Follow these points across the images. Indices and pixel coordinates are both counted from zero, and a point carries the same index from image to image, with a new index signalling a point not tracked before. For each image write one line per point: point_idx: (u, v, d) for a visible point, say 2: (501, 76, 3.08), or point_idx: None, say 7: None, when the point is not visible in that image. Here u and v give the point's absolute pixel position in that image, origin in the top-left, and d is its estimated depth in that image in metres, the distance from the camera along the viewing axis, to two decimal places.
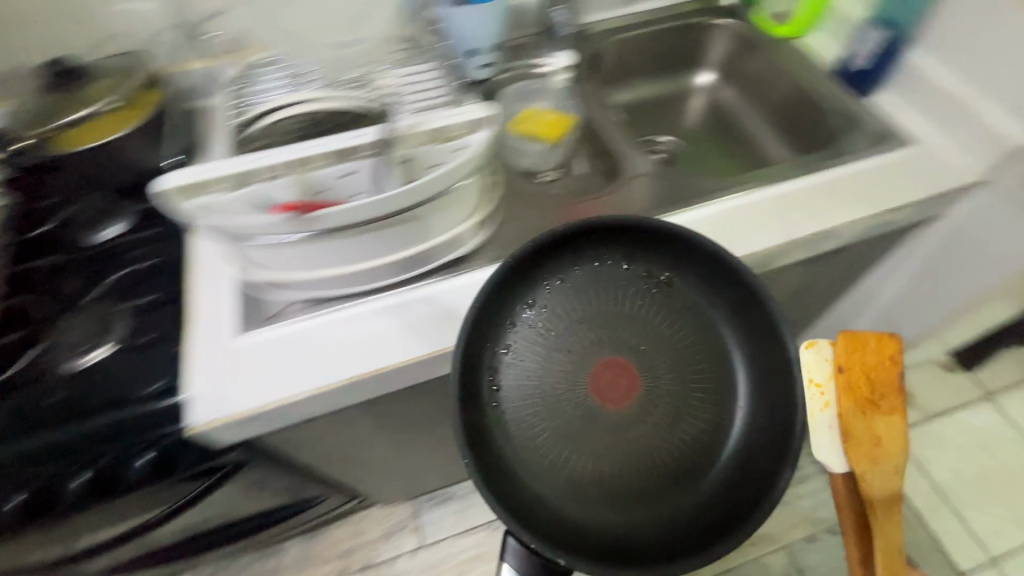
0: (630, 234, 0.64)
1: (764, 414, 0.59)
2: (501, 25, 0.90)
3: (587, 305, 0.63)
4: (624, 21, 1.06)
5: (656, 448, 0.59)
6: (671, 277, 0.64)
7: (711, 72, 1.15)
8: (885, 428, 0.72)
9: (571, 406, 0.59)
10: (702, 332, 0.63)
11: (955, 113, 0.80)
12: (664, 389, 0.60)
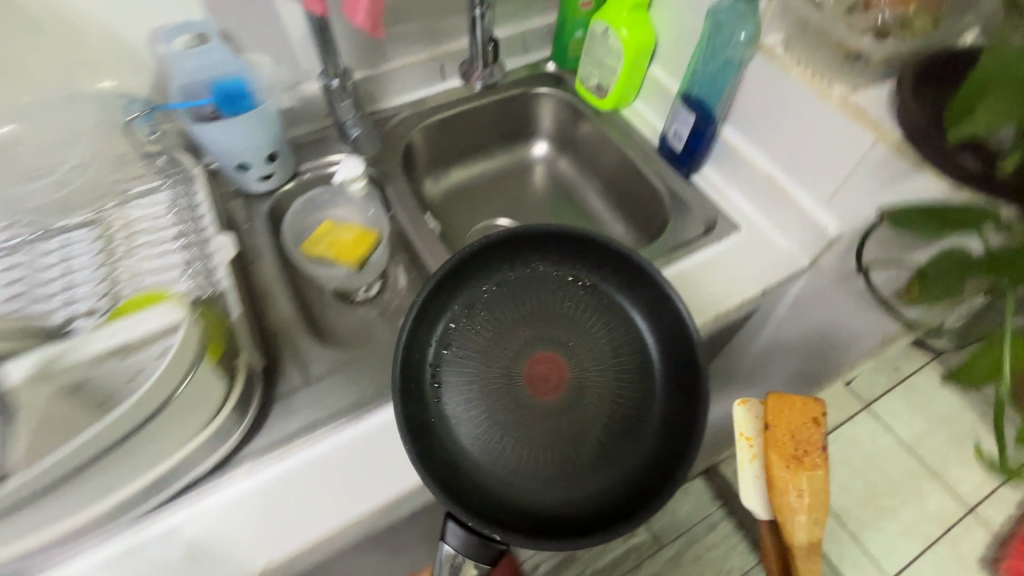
0: (548, 245, 0.71)
1: (674, 399, 0.64)
2: (270, 134, 0.74)
3: (517, 306, 0.70)
4: (437, 101, 0.95)
5: (589, 425, 0.64)
6: (593, 281, 0.72)
7: (545, 142, 1.06)
8: (810, 488, 0.55)
9: (511, 399, 0.64)
10: (620, 327, 0.69)
11: (771, 196, 0.75)
12: (588, 376, 0.66)
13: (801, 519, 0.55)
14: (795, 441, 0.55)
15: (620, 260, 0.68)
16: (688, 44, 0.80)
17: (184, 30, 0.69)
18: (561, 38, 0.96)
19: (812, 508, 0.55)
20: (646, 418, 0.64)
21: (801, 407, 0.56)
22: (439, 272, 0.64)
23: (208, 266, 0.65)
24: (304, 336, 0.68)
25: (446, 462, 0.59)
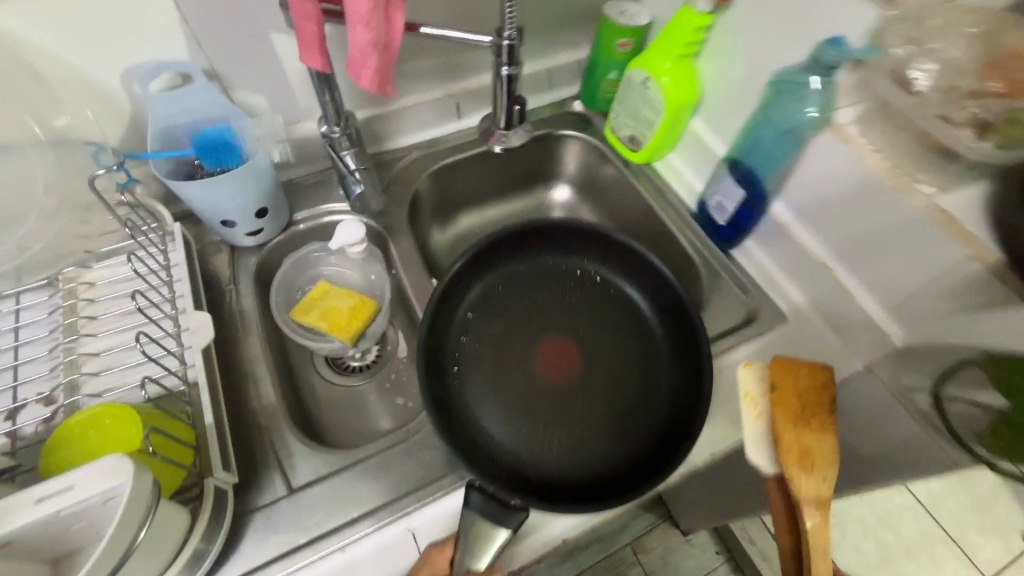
0: (563, 242, 0.79)
1: (678, 382, 0.70)
2: (260, 186, 0.65)
3: (532, 300, 0.78)
4: (451, 143, 0.85)
5: (600, 402, 0.70)
6: (604, 278, 0.80)
7: (567, 187, 0.97)
8: (817, 447, 0.51)
9: (528, 378, 0.71)
10: (628, 320, 0.77)
11: (826, 288, 0.66)
12: (599, 362, 0.73)
13: (810, 478, 0.50)
14: (801, 401, 0.53)
15: (625, 252, 0.77)
16: (739, 103, 0.71)
17: (163, 70, 0.59)
18: (592, 79, 0.86)
19: (815, 467, 0.51)
20: (652, 397, 0.71)
21: (805, 372, 0.54)
22: (461, 263, 0.73)
23: (178, 346, 0.57)
24: (289, 429, 0.60)
25: (468, 433, 0.65)
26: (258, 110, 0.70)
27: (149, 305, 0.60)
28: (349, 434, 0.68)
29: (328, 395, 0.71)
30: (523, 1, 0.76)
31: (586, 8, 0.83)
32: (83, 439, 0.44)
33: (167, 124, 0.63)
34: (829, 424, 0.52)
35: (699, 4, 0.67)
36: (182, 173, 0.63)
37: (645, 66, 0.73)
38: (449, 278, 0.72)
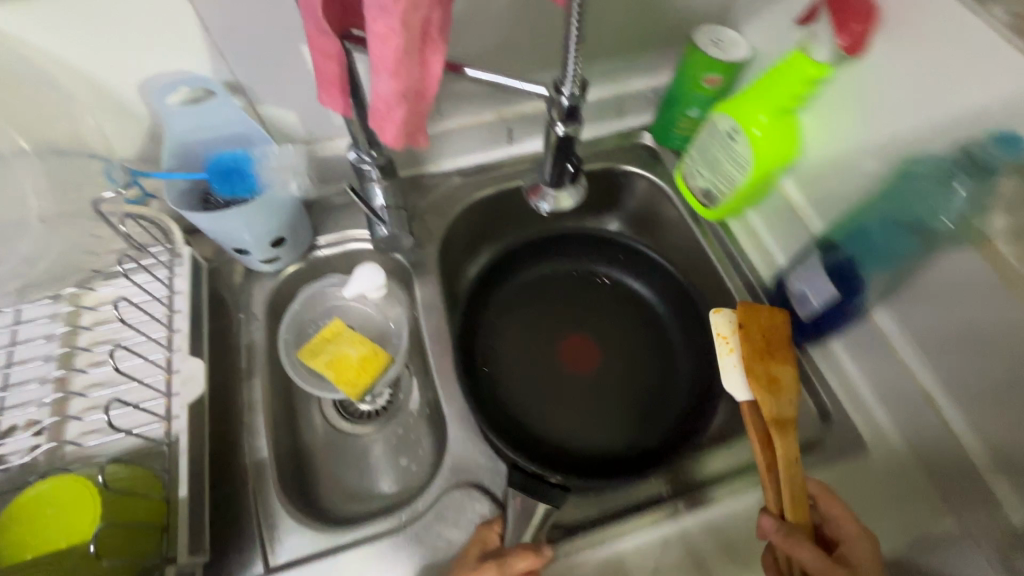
0: (568, 246, 0.75)
1: (693, 378, 0.68)
2: (279, 216, 0.59)
3: (550, 297, 0.74)
4: (498, 171, 0.76)
5: (624, 396, 0.68)
6: (612, 278, 0.76)
7: (621, 225, 0.85)
8: (784, 384, 0.51)
9: (552, 374, 0.69)
10: (640, 321, 0.73)
11: (926, 422, 0.53)
12: (620, 356, 0.71)
13: (778, 405, 0.50)
14: (765, 340, 0.53)
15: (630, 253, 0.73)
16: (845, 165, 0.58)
17: (181, 84, 0.53)
18: (668, 112, 0.74)
19: (780, 399, 0.51)
20: (671, 387, 0.69)
21: (768, 313, 0.54)
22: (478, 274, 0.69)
23: (167, 393, 0.52)
24: (275, 495, 0.55)
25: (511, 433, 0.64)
26: (286, 125, 0.63)
27: (145, 337, 0.55)
28: (342, 494, 0.62)
29: (328, 444, 0.65)
30: (600, 20, 0.65)
31: (673, 31, 0.70)
32: (42, 519, 0.40)
33: (185, 140, 0.57)
34: (790, 355, 0.52)
35: (819, 51, 0.54)
36: (197, 196, 0.58)
37: (736, 114, 0.60)
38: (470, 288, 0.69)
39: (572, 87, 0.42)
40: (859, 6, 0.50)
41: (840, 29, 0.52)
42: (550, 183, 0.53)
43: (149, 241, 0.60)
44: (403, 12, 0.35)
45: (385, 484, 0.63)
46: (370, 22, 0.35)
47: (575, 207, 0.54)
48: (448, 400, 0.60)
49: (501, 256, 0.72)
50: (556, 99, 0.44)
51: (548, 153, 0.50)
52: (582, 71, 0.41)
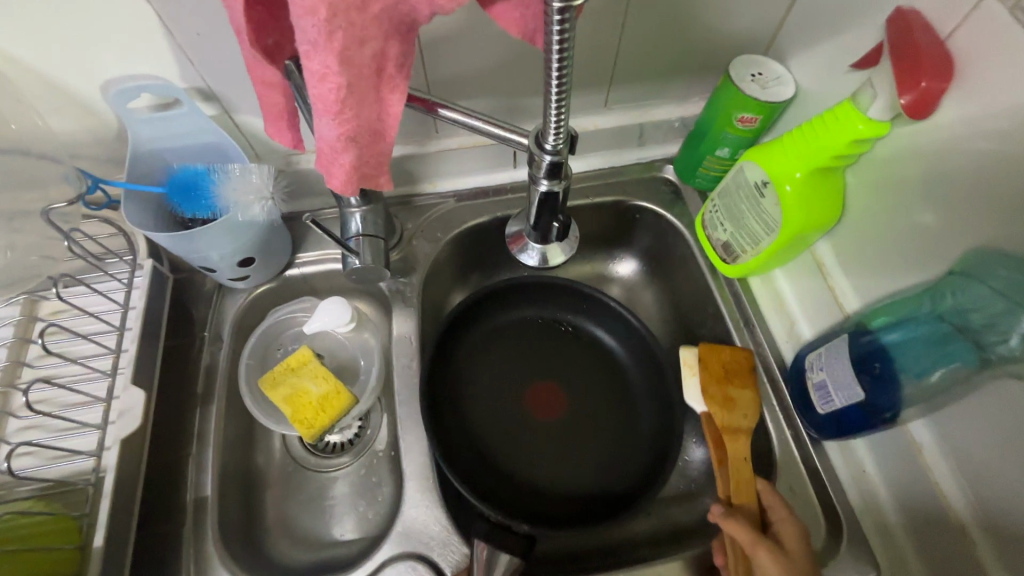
0: (536, 286, 0.66)
1: (655, 438, 0.61)
2: (245, 237, 0.55)
3: (523, 337, 0.66)
4: (498, 196, 0.69)
5: (587, 451, 0.61)
6: (574, 322, 0.67)
7: (632, 264, 0.76)
8: (739, 405, 0.54)
9: (514, 423, 0.61)
10: (601, 370, 0.65)
11: (953, 562, 0.45)
12: (586, 407, 0.63)
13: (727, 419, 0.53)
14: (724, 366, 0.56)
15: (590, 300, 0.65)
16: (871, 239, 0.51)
17: (144, 90, 0.49)
18: (694, 150, 0.66)
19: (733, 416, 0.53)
20: (633, 443, 0.61)
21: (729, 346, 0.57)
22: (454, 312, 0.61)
23: (103, 423, 0.49)
24: (211, 539, 0.51)
25: (486, 484, 0.57)
26: (265, 136, 0.58)
27: (95, 358, 0.52)
28: (289, 538, 0.58)
29: (284, 478, 0.62)
30: (623, 44, 0.57)
31: (708, 58, 0.62)
32: None
33: (151, 149, 0.53)
34: (749, 381, 0.54)
35: (870, 105, 0.45)
36: (161, 209, 0.54)
37: (769, 166, 0.53)
38: (446, 324, 0.61)
39: (556, 139, 0.36)
40: (932, 61, 0.41)
41: (905, 81, 0.41)
42: (535, 237, 0.47)
43: (112, 251, 0.57)
44: (342, 49, 0.29)
45: (336, 528, 0.59)
46: (303, 58, 0.29)
47: (563, 261, 0.50)
48: (409, 454, 0.55)
49: (481, 292, 0.63)
50: (538, 154, 0.38)
51: (531, 206, 0.44)
52: (568, 124, 0.35)
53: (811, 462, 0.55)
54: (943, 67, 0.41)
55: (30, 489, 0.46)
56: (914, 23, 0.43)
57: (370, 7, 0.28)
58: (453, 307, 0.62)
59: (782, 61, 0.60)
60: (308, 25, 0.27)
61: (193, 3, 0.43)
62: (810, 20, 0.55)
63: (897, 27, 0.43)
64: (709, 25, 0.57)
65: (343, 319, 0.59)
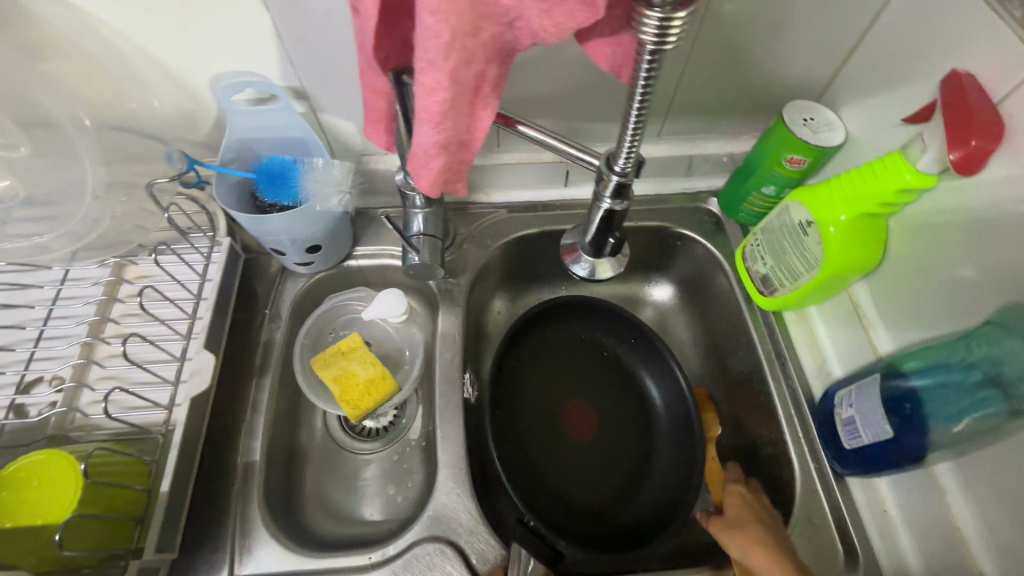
0: (582, 308, 0.69)
1: (673, 462, 0.62)
2: (317, 225, 0.59)
3: (564, 354, 0.69)
4: (547, 212, 0.73)
5: (608, 474, 0.63)
6: (609, 345, 0.70)
7: (668, 288, 0.79)
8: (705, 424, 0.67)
9: (544, 435, 0.64)
10: (630, 394, 0.67)
11: None
12: (612, 431, 0.65)
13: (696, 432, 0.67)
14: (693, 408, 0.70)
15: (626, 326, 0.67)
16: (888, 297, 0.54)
17: (248, 84, 0.54)
18: (740, 186, 0.69)
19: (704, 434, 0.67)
20: (649, 476, 0.63)
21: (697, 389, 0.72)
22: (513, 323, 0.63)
23: (177, 380, 0.53)
24: (256, 502, 0.55)
25: (523, 489, 0.59)
26: (344, 136, 0.63)
27: (173, 320, 0.58)
28: (322, 509, 0.61)
29: (322, 455, 0.65)
30: (684, 80, 0.61)
31: (762, 100, 0.65)
32: (25, 489, 0.41)
33: (243, 137, 0.58)
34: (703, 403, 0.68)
35: (919, 158, 0.48)
36: (246, 194, 0.59)
37: (815, 207, 0.55)
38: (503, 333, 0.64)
39: (625, 163, 0.39)
40: (983, 121, 0.43)
41: (955, 139, 0.43)
42: (589, 250, 0.50)
43: (196, 227, 0.62)
44: (454, 68, 0.32)
45: (367, 508, 0.62)
46: (418, 73, 0.33)
47: (610, 277, 0.52)
48: (444, 443, 0.58)
49: (535, 307, 0.66)
50: (606, 173, 0.41)
51: (590, 221, 0.47)
52: (639, 150, 0.38)
53: (834, 496, 0.57)
54: (994, 128, 0.43)
55: (106, 434, 0.51)
56: (968, 85, 0.45)
57: (484, 33, 0.32)
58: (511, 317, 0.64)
59: (833, 109, 0.63)
60: (430, 46, 0.31)
61: (308, 14, 0.49)
62: (865, 73, 0.58)
63: (950, 87, 0.46)
64: (767, 69, 0.61)
65: (395, 310, 0.64)
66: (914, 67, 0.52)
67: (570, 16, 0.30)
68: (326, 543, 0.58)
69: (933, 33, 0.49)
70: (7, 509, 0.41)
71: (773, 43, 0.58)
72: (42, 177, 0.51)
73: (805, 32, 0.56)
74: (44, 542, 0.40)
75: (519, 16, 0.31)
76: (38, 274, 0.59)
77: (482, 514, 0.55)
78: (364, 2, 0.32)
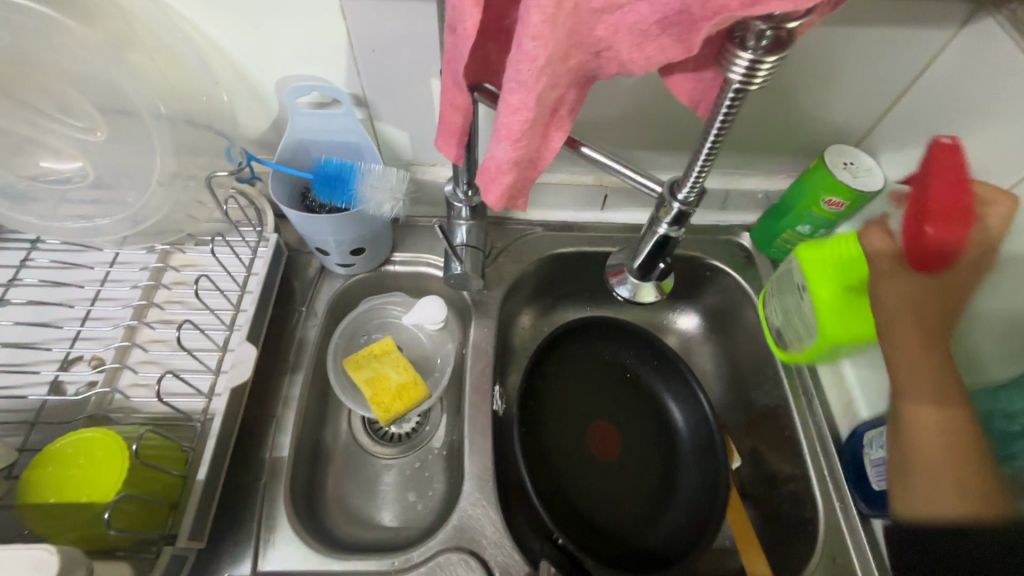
0: (611, 330, 0.70)
1: (698, 486, 0.62)
2: (366, 227, 0.61)
3: (590, 374, 0.69)
4: (582, 232, 0.75)
5: (633, 495, 0.63)
6: (634, 367, 0.70)
7: (694, 317, 0.80)
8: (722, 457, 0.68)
9: (570, 454, 0.64)
10: (655, 417, 0.68)
11: None
12: (637, 454, 0.65)
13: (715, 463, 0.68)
14: None
15: (652, 349, 0.68)
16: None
17: (314, 88, 0.56)
18: (774, 222, 0.71)
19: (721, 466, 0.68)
20: (671, 504, 0.62)
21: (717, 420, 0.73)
22: (545, 339, 0.64)
23: (217, 368, 0.54)
24: (283, 497, 0.54)
25: (550, 505, 0.59)
26: (397, 145, 0.65)
27: (216, 309, 0.59)
28: (343, 510, 0.61)
29: (344, 456, 0.65)
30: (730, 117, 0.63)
31: (802, 141, 0.67)
32: (71, 466, 0.41)
33: (302, 138, 0.59)
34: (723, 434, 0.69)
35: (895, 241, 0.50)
36: (299, 192, 0.61)
37: (809, 273, 0.58)
38: (536, 349, 0.64)
39: (689, 192, 0.41)
40: (942, 210, 0.45)
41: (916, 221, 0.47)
42: (636, 273, 0.52)
43: (244, 220, 0.64)
44: (541, 91, 0.34)
45: (388, 512, 0.62)
46: (505, 93, 0.34)
47: (653, 301, 0.53)
48: (473, 454, 0.59)
49: (568, 326, 0.67)
50: (668, 200, 0.43)
51: (642, 245, 0.49)
52: (704, 180, 0.40)
53: (858, 537, 0.57)
54: (958, 219, 0.45)
55: (145, 417, 0.52)
56: (956, 164, 0.46)
57: (573, 60, 0.33)
58: (544, 333, 0.66)
59: (871, 154, 0.65)
60: (524, 68, 0.32)
61: (384, 27, 0.51)
62: (906, 123, 0.60)
63: (927, 163, 0.46)
64: (811, 113, 0.63)
65: (432, 318, 0.64)
66: (958, 122, 0.54)
67: (662, 51, 0.32)
68: (346, 544, 0.58)
69: (980, 92, 0.52)
70: (52, 484, 0.41)
71: (819, 89, 0.60)
72: (111, 162, 0.53)
73: (852, 81, 0.59)
74: (87, 517, 0.40)
75: (608, 47, 0.33)
76: (88, 254, 0.60)
77: (507, 527, 0.55)
78: (462, 22, 0.34)
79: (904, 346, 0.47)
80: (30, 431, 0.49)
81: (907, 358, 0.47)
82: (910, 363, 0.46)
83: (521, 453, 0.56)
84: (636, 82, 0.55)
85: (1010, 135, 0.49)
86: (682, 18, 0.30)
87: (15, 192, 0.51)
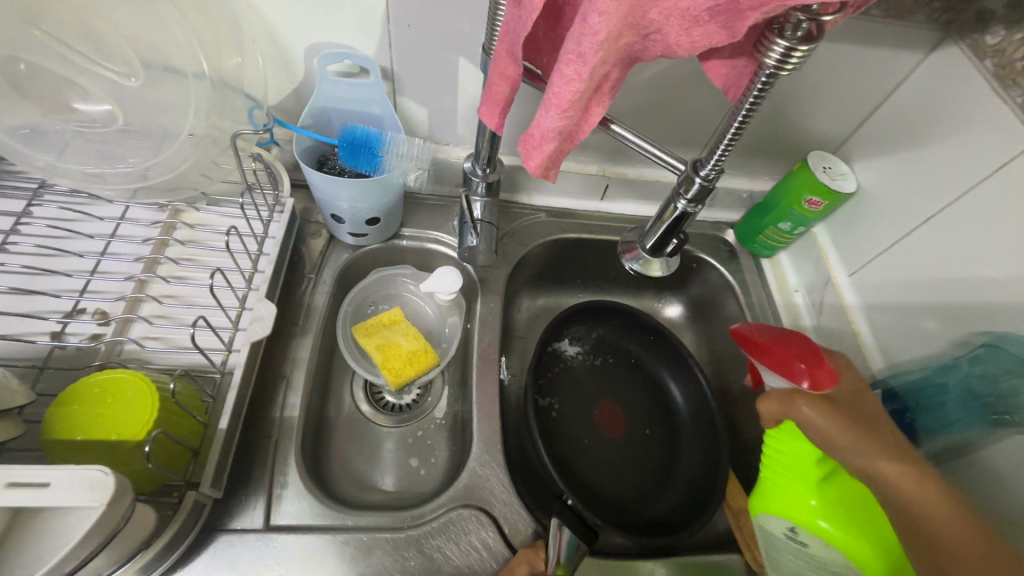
0: (614, 315, 0.74)
1: (697, 462, 0.66)
2: (388, 197, 0.63)
3: (593, 357, 0.73)
4: (584, 220, 0.79)
5: (636, 470, 0.66)
6: (635, 351, 0.75)
7: (680, 306, 0.86)
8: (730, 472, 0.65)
9: (576, 428, 0.68)
10: (656, 398, 0.72)
11: None
12: (640, 431, 0.69)
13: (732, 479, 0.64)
14: None
15: (654, 333, 0.72)
16: (919, 255, 0.62)
17: (345, 55, 0.58)
18: (757, 220, 0.77)
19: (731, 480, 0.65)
20: (673, 478, 0.66)
21: None
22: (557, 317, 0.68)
23: (235, 324, 0.54)
24: (295, 455, 0.55)
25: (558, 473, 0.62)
26: (416, 120, 0.67)
27: (232, 268, 0.59)
28: (346, 474, 0.62)
29: (348, 423, 0.66)
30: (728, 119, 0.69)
31: (786, 146, 0.74)
32: (101, 405, 0.41)
33: (328, 106, 0.61)
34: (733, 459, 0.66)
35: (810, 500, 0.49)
36: (321, 157, 0.62)
37: (786, 514, 0.51)
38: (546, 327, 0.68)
39: (710, 170, 0.46)
40: (796, 351, 0.49)
41: (787, 368, 0.49)
42: (648, 249, 0.56)
43: (260, 184, 0.64)
44: (597, 63, 0.37)
45: (392, 477, 0.63)
46: (562, 64, 0.37)
47: (660, 276, 0.58)
48: (481, 419, 0.61)
49: (576, 308, 0.71)
50: (691, 177, 0.48)
51: (658, 223, 0.54)
52: (724, 161, 0.45)
53: None
54: (811, 354, 0.49)
55: (158, 369, 0.51)
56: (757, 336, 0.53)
57: (625, 40, 0.37)
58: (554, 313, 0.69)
59: (846, 162, 0.73)
60: (586, 41, 0.35)
61: (422, 2, 0.54)
62: (876, 136, 0.68)
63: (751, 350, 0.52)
64: (797, 121, 0.70)
65: (444, 290, 0.66)
66: (923, 135, 0.62)
67: (707, 36, 0.36)
68: (353, 504, 0.59)
69: (942, 110, 0.60)
70: (78, 422, 0.41)
71: (806, 99, 0.67)
72: (135, 109, 0.52)
73: (833, 95, 0.66)
74: (115, 455, 0.40)
75: (658, 29, 0.36)
76: (98, 207, 0.59)
77: (514, 487, 0.58)
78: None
79: (843, 433, 0.46)
80: (38, 377, 0.48)
81: (846, 438, 0.46)
82: (853, 434, 0.46)
83: (532, 418, 0.59)
84: (650, 79, 0.60)
85: (966, 145, 0.57)
86: (729, 8, 0.34)
87: (30, 132, 0.50)
